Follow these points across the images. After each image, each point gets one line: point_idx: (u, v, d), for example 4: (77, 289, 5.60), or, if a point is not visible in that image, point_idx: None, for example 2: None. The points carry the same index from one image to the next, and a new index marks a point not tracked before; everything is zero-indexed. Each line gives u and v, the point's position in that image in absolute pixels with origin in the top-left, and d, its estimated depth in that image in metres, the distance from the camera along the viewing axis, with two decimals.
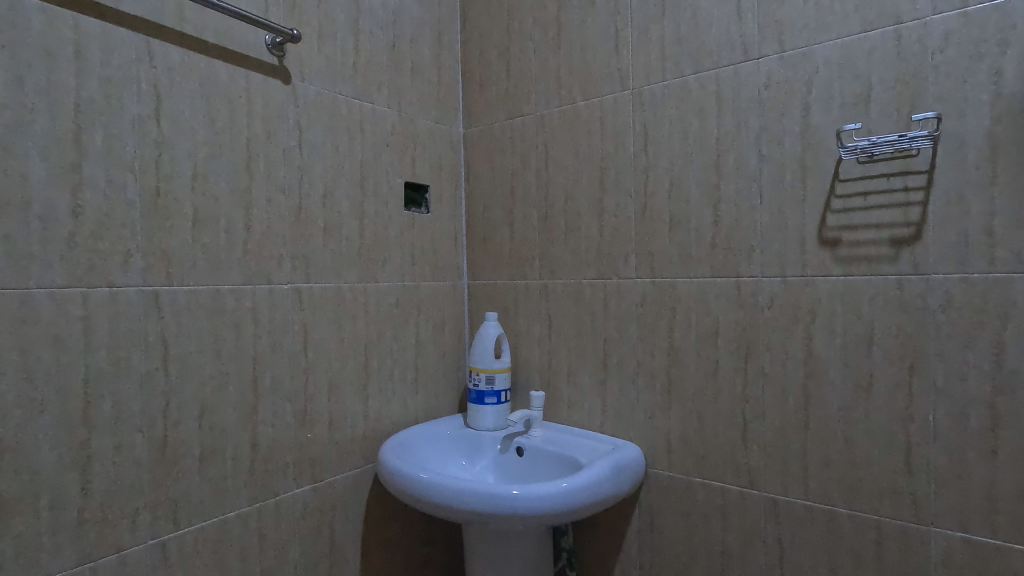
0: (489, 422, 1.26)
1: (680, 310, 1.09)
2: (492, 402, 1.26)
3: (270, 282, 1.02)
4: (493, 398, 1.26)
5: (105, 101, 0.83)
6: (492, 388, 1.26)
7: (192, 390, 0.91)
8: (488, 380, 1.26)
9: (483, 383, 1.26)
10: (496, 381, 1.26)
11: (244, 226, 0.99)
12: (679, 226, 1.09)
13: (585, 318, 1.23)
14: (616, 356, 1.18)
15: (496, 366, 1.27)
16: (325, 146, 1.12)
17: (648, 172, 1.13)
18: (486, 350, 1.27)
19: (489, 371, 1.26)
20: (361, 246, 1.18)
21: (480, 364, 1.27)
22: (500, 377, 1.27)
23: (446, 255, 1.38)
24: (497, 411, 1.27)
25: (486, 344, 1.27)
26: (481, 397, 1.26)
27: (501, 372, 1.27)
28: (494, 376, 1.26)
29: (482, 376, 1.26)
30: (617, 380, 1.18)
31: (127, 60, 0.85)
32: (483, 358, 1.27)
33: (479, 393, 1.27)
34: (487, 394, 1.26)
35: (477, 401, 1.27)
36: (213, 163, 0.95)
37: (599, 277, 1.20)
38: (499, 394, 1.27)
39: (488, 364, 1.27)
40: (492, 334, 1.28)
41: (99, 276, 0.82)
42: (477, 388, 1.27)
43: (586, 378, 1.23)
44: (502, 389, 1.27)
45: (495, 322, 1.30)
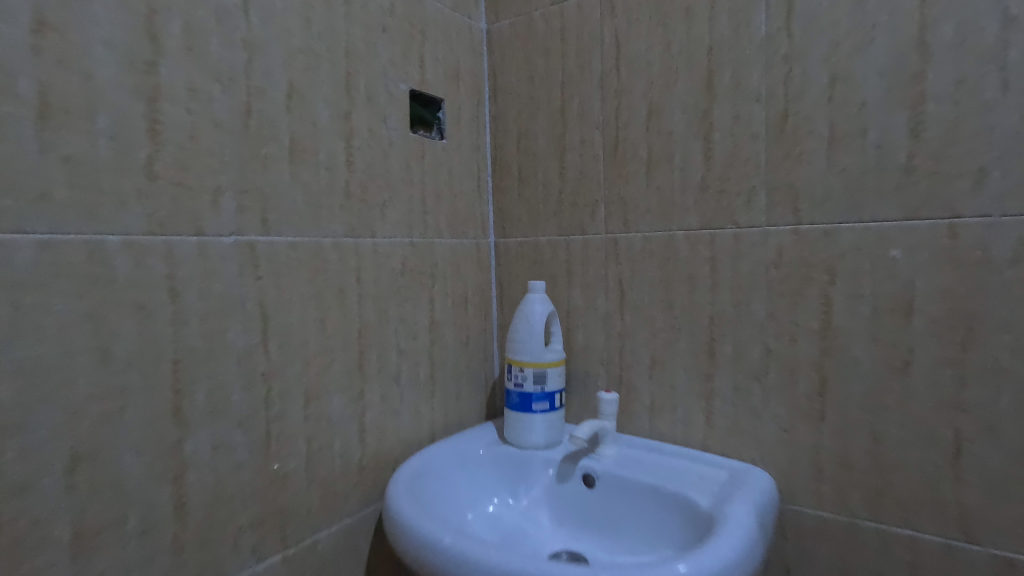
0: (539, 438, 0.88)
1: (846, 272, 0.72)
2: (543, 409, 0.88)
3: (199, 231, 0.60)
4: (545, 404, 0.88)
5: None
6: (543, 391, 0.88)
7: (51, 423, 0.50)
8: (538, 379, 0.88)
9: (531, 384, 0.88)
10: (548, 380, 0.88)
11: (148, 130, 0.56)
12: (845, 144, 0.71)
13: (678, 287, 0.84)
14: (731, 342, 0.81)
15: (548, 358, 0.89)
16: (289, 15, 0.69)
17: (792, 64, 0.74)
18: (533, 336, 0.89)
19: (539, 365, 0.88)
20: (349, 182, 0.77)
21: (526, 357, 0.89)
22: (553, 375, 0.89)
23: (467, 202, 0.98)
24: (550, 422, 0.89)
25: (533, 328, 0.89)
26: (527, 404, 0.88)
27: (554, 366, 0.89)
28: (545, 372, 0.88)
29: (529, 374, 0.88)
30: (732, 377, 0.81)
31: None
32: (529, 347, 0.89)
33: (524, 398, 0.88)
34: (536, 400, 0.88)
35: (521, 409, 0.89)
36: (80, 10, 0.51)
37: (703, 226, 0.82)
38: (553, 399, 0.89)
39: (538, 356, 0.88)
40: (540, 313, 0.90)
41: None
42: (520, 391, 0.89)
43: (680, 373, 0.85)
44: (556, 391, 0.89)
45: (541, 295, 0.92)
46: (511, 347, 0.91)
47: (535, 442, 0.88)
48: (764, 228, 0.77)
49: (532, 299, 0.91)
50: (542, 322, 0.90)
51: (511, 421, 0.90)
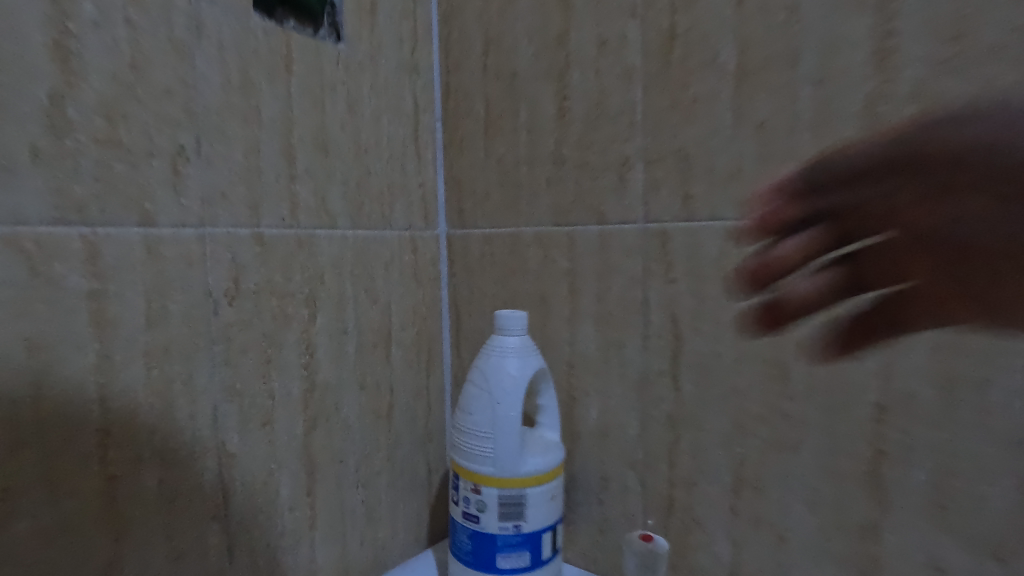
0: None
1: None
2: (521, 567, 0.46)
3: None
4: (524, 556, 0.46)
5: None
6: (519, 533, 0.46)
7: None
8: (511, 512, 0.46)
9: (495, 519, 0.46)
10: (531, 511, 0.46)
11: None
12: None
13: (801, 337, 0.40)
14: (928, 465, 0.37)
15: (534, 469, 0.46)
16: None
17: None
18: (507, 428, 0.46)
19: (517, 486, 0.45)
20: (60, 102, 0.34)
21: (490, 467, 0.46)
22: (541, 502, 0.46)
23: (390, 164, 0.55)
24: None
25: (508, 410, 0.46)
26: (488, 557, 0.46)
27: (544, 484, 0.46)
28: (526, 499, 0.46)
29: (494, 501, 0.46)
30: (924, 538, 0.37)
31: None
32: (499, 448, 0.46)
33: (483, 545, 0.46)
34: (506, 549, 0.46)
35: (478, 564, 0.46)
36: None
37: None
38: (540, 547, 0.46)
39: (515, 467, 0.46)
40: (522, 380, 0.47)
41: None
42: (478, 530, 0.46)
43: (801, 513, 0.41)
44: (547, 529, 0.47)
45: (523, 340, 0.48)
46: (463, 441, 0.47)
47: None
48: None
49: (507, 349, 0.47)
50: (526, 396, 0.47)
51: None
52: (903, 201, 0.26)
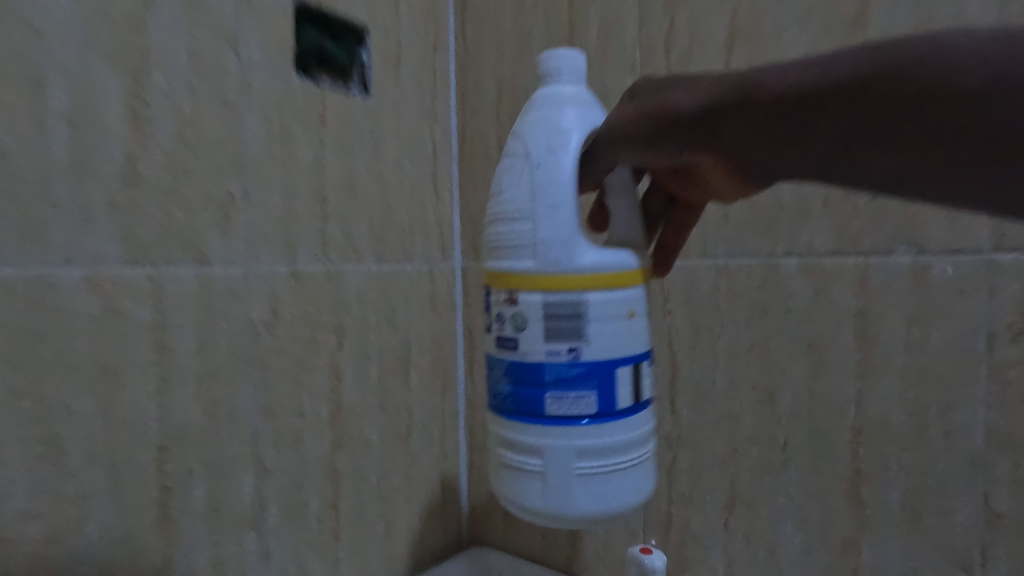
0: (588, 487, 0.34)
1: None
2: (587, 416, 0.34)
3: None
4: (592, 398, 0.34)
5: None
6: (585, 374, 0.34)
7: None
8: (566, 315, 0.34)
9: (544, 338, 0.34)
10: (596, 338, 0.34)
11: None
12: None
13: (786, 365, 0.44)
14: (901, 483, 0.40)
15: (597, 256, 0.35)
16: None
17: None
18: (557, 182, 0.35)
19: (572, 282, 0.34)
20: (135, 157, 0.39)
21: (535, 232, 0.35)
22: (611, 306, 0.35)
23: (410, 202, 0.60)
24: (607, 480, 0.35)
25: (558, 165, 0.36)
26: (536, 411, 0.35)
27: (612, 275, 0.35)
28: (587, 336, 0.34)
29: (540, 337, 0.34)
30: (903, 550, 0.40)
31: None
32: (549, 232, 0.35)
33: (531, 400, 0.35)
34: (563, 382, 0.34)
35: (528, 423, 0.35)
36: None
37: (840, 248, 0.41)
38: (614, 402, 0.35)
39: (569, 258, 0.34)
40: (574, 177, 0.36)
41: None
42: (522, 367, 0.35)
43: (789, 529, 0.44)
44: (625, 383, 0.35)
45: (576, 122, 0.37)
46: (507, 228, 0.36)
47: (572, 499, 0.34)
48: (991, 254, 0.37)
49: (558, 97, 0.37)
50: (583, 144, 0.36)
51: (513, 438, 0.36)
52: (907, 157, 0.28)
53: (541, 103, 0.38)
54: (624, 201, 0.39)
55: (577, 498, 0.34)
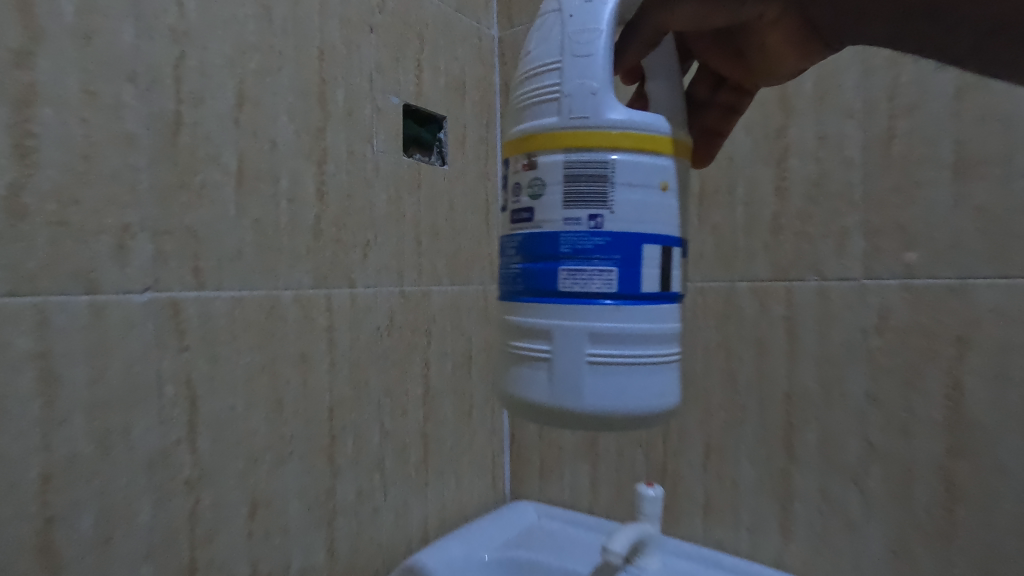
0: (593, 390, 0.37)
1: (983, 345, 0.53)
2: (603, 295, 0.37)
3: (94, 290, 0.43)
4: (614, 279, 0.37)
5: None
6: (609, 248, 0.37)
7: None
8: (591, 179, 0.37)
9: (563, 205, 0.37)
10: (619, 208, 0.37)
11: (12, 149, 0.39)
12: (975, 173, 0.53)
13: (742, 354, 0.65)
14: (814, 430, 0.61)
15: (625, 114, 0.37)
16: (241, 2, 0.52)
17: (899, 69, 0.56)
18: (592, 37, 0.38)
19: (599, 142, 0.37)
20: (319, 219, 0.59)
21: (567, 83, 0.37)
22: (635, 171, 0.37)
23: (473, 240, 0.80)
24: (621, 376, 0.37)
25: (594, 12, 0.38)
26: (550, 288, 0.38)
27: (640, 136, 0.37)
28: (611, 203, 0.37)
29: (558, 204, 0.37)
30: (818, 477, 0.61)
31: None
32: (580, 78, 0.37)
33: (545, 277, 0.38)
34: (580, 258, 0.37)
35: (544, 306, 0.38)
36: None
37: (775, 276, 0.63)
38: (638, 285, 0.37)
39: (597, 112, 0.37)
40: (609, 26, 0.38)
41: None
42: (536, 247, 0.38)
43: (745, 466, 0.66)
44: (649, 264, 0.37)
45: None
46: (535, 82, 0.39)
47: (583, 386, 0.37)
48: (862, 281, 0.58)
49: None
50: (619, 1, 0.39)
51: (530, 332, 0.39)
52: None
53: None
54: (662, 81, 0.43)
55: (587, 392, 0.37)
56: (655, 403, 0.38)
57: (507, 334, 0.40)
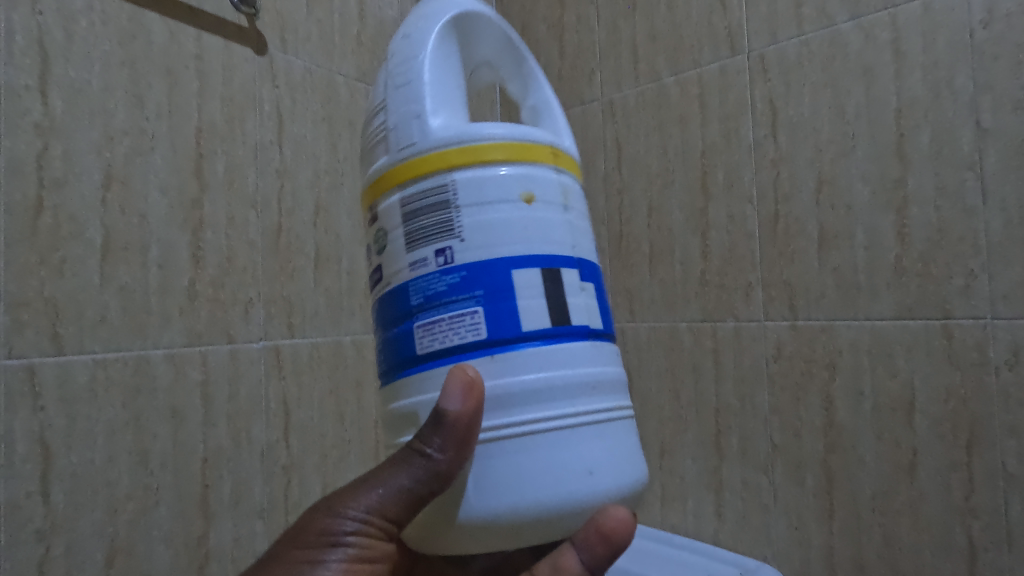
0: (477, 490, 0.34)
1: (846, 369, 0.72)
2: (474, 344, 0.35)
3: (231, 339, 0.68)
4: (481, 326, 0.35)
5: None
6: (469, 285, 0.35)
7: (92, 521, 0.56)
8: (434, 207, 0.37)
9: (409, 251, 0.37)
10: (470, 232, 0.36)
11: (190, 257, 0.65)
12: (835, 243, 0.73)
13: (684, 378, 0.86)
14: (736, 434, 0.81)
15: (456, 131, 0.38)
16: (317, 143, 0.79)
17: (780, 167, 0.77)
18: (411, 68, 0.41)
19: (434, 165, 0.37)
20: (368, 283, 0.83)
21: (392, 117, 0.40)
22: (479, 186, 0.37)
23: None
24: (505, 458, 0.34)
25: (410, 45, 0.43)
26: (409, 361, 0.37)
27: (490, 148, 0.38)
28: (460, 230, 0.36)
29: (402, 249, 0.37)
30: (741, 470, 0.81)
31: (18, 24, 0.55)
32: (403, 109, 0.40)
33: (402, 350, 0.37)
34: (432, 309, 0.36)
35: (409, 378, 0.37)
36: (137, 161, 0.61)
37: (705, 318, 0.84)
38: (514, 321, 0.35)
39: (422, 135, 0.38)
40: (431, 57, 0.42)
41: None
42: (392, 313, 0.38)
43: (690, 464, 0.86)
44: (522, 296, 0.35)
45: (438, 16, 0.44)
46: (371, 121, 0.43)
47: (467, 484, 0.35)
48: (764, 322, 0.78)
49: None
50: (439, 32, 0.43)
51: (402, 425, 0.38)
52: None
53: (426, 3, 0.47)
54: None
55: (472, 489, 0.35)
56: (567, 490, 0.34)
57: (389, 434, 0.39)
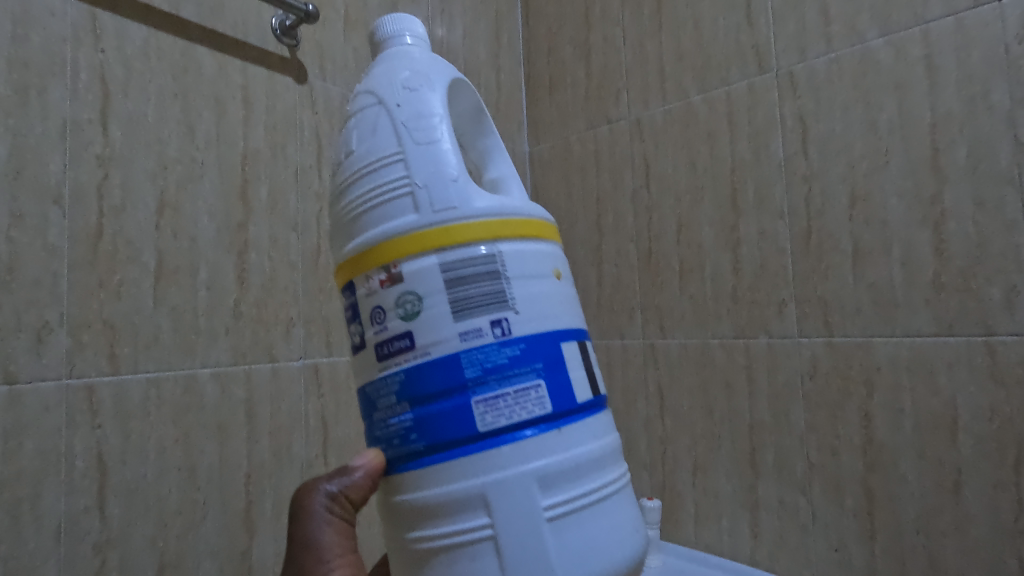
0: (565, 562, 0.35)
1: (885, 386, 0.71)
2: (537, 418, 0.36)
3: (273, 358, 0.70)
4: (546, 399, 0.36)
5: (39, 109, 0.55)
6: (529, 358, 0.36)
7: (144, 535, 0.58)
8: (484, 277, 0.37)
9: (457, 319, 0.36)
10: (523, 305, 0.37)
11: (237, 278, 0.67)
12: (870, 258, 0.72)
13: (717, 395, 0.85)
14: (772, 453, 0.80)
15: (494, 203, 0.39)
16: None
17: (812, 183, 0.77)
18: (432, 126, 0.40)
19: (479, 236, 0.37)
20: None
21: (419, 174, 0.38)
22: (523, 261, 0.39)
23: None
24: (580, 526, 0.36)
25: (421, 101, 0.41)
26: (465, 439, 0.35)
27: (521, 226, 0.40)
28: (514, 303, 0.37)
29: (447, 318, 0.36)
30: (777, 489, 0.80)
31: (81, 60, 0.58)
32: (432, 168, 0.39)
33: (448, 426, 0.35)
34: (495, 383, 0.35)
35: (466, 459, 0.35)
36: (187, 188, 0.64)
37: (737, 335, 0.83)
38: (570, 394, 0.37)
39: (463, 202, 0.38)
40: (447, 118, 0.41)
41: (26, 368, 0.53)
42: (432, 387, 0.35)
43: (723, 482, 0.85)
44: (571, 368, 0.38)
45: (439, 73, 0.43)
46: (375, 173, 0.40)
47: (552, 561, 0.35)
48: (798, 338, 0.78)
49: (414, 47, 0.45)
50: (445, 92, 0.43)
51: (446, 517, 0.35)
52: None
53: (404, 53, 0.44)
54: None
55: (557, 565, 0.35)
56: (626, 547, 0.38)
57: (413, 528, 0.37)
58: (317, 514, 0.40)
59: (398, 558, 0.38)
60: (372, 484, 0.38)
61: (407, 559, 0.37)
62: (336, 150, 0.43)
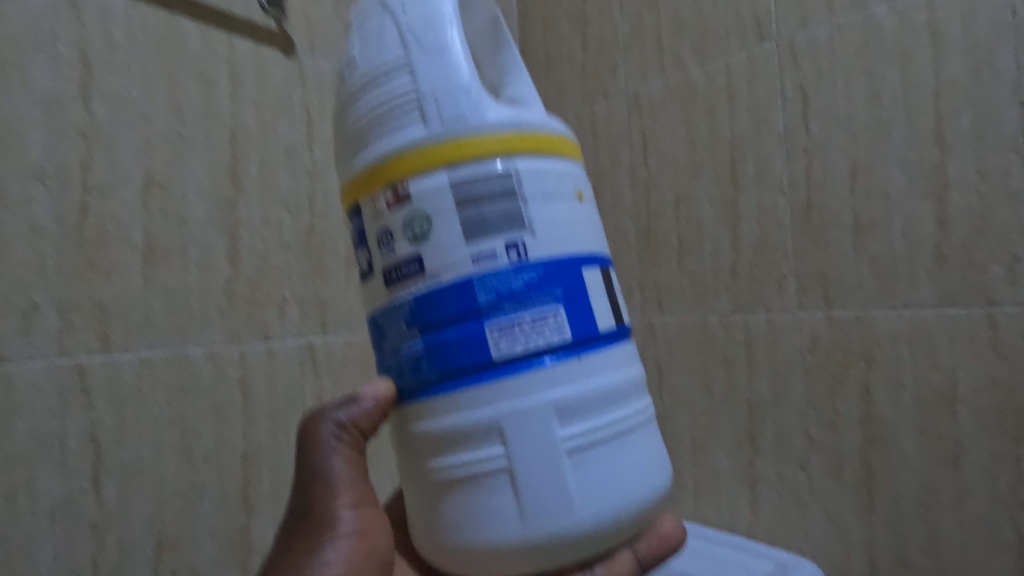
0: (582, 496, 0.35)
1: (886, 360, 0.71)
2: (556, 343, 0.35)
3: (268, 339, 0.69)
4: (565, 325, 0.36)
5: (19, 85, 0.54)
6: (547, 284, 0.36)
7: (142, 516, 0.58)
8: (499, 198, 0.36)
9: (469, 241, 0.35)
10: (541, 229, 0.36)
11: (228, 259, 0.66)
12: (872, 231, 0.71)
13: (716, 371, 0.85)
14: (771, 428, 0.80)
15: (506, 114, 0.38)
16: None
17: (812, 156, 0.75)
18: (440, 33, 0.39)
19: (491, 150, 0.37)
20: None
21: (428, 85, 0.37)
22: (541, 182, 0.38)
23: None
24: (600, 459, 0.36)
25: (430, 6, 0.40)
26: (480, 361, 0.35)
27: (538, 140, 0.38)
28: (530, 226, 0.36)
29: (459, 240, 0.35)
30: (777, 464, 0.80)
31: (61, 34, 0.56)
32: (441, 78, 0.38)
33: (461, 352, 0.35)
34: (511, 309, 0.35)
35: (483, 386, 0.35)
36: (175, 166, 0.63)
37: (736, 311, 0.82)
38: (591, 322, 0.37)
39: (473, 113, 0.37)
40: (458, 24, 0.40)
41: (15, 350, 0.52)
42: (446, 314, 0.35)
43: (722, 458, 0.85)
44: (594, 296, 0.37)
45: None
46: (383, 86, 0.39)
47: (569, 488, 0.35)
48: (798, 314, 0.77)
49: None
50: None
51: (461, 444, 0.36)
52: None
53: None
54: None
55: (574, 494, 0.35)
56: (648, 483, 0.38)
57: (429, 456, 0.37)
58: (326, 440, 0.43)
59: (414, 486, 0.38)
60: (381, 415, 0.40)
61: (423, 492, 0.38)
62: (344, 63, 0.43)
